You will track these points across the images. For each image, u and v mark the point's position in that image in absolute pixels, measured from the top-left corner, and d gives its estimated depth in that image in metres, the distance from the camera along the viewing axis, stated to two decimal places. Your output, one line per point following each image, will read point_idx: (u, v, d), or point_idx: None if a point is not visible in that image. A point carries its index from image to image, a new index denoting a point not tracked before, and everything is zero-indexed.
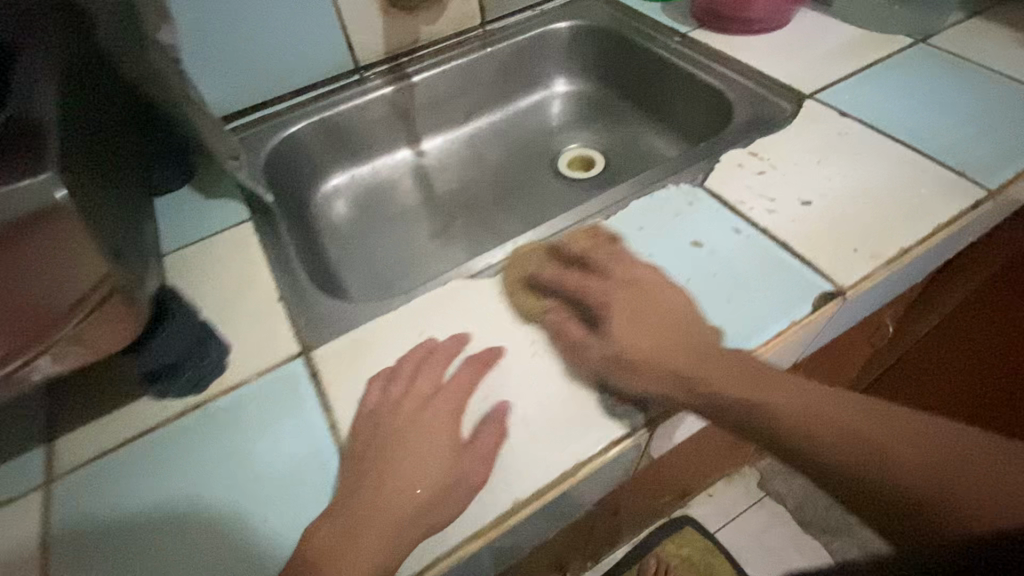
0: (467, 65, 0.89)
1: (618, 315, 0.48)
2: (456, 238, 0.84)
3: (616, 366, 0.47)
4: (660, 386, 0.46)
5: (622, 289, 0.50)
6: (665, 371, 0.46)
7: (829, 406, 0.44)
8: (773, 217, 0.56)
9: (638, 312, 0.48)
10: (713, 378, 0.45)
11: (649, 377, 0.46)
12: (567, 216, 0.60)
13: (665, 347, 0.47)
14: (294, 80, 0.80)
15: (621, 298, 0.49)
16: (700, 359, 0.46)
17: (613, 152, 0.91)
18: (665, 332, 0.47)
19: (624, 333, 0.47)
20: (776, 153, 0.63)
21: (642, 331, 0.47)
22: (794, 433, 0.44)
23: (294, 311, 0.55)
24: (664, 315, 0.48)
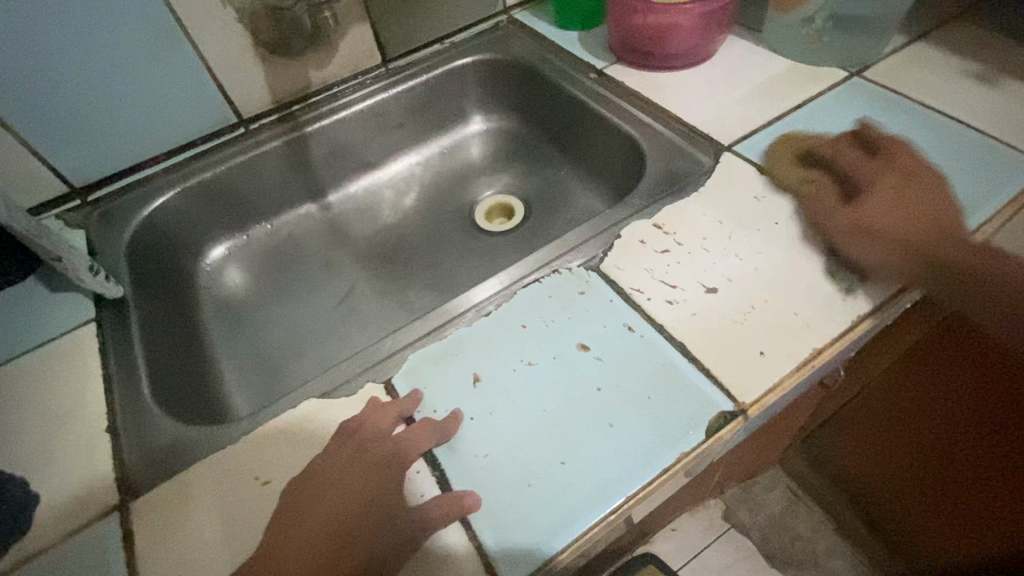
0: (370, 108, 0.81)
1: (891, 189, 0.52)
2: (360, 303, 0.75)
3: (846, 230, 0.51)
4: (888, 255, 0.49)
5: (888, 171, 0.53)
6: (889, 243, 0.49)
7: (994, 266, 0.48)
8: (673, 309, 0.49)
9: (900, 188, 0.52)
10: (938, 249, 0.49)
11: (880, 248, 0.49)
12: (444, 310, 0.53)
13: (891, 218, 0.50)
14: (170, 141, 0.73)
15: (889, 180, 0.52)
16: (924, 231, 0.49)
17: (535, 200, 0.84)
18: (910, 208, 0.51)
19: (874, 203, 0.51)
20: (683, 226, 0.56)
21: (893, 208, 0.50)
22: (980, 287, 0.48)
23: (125, 444, 0.48)
24: (917, 198, 0.51)
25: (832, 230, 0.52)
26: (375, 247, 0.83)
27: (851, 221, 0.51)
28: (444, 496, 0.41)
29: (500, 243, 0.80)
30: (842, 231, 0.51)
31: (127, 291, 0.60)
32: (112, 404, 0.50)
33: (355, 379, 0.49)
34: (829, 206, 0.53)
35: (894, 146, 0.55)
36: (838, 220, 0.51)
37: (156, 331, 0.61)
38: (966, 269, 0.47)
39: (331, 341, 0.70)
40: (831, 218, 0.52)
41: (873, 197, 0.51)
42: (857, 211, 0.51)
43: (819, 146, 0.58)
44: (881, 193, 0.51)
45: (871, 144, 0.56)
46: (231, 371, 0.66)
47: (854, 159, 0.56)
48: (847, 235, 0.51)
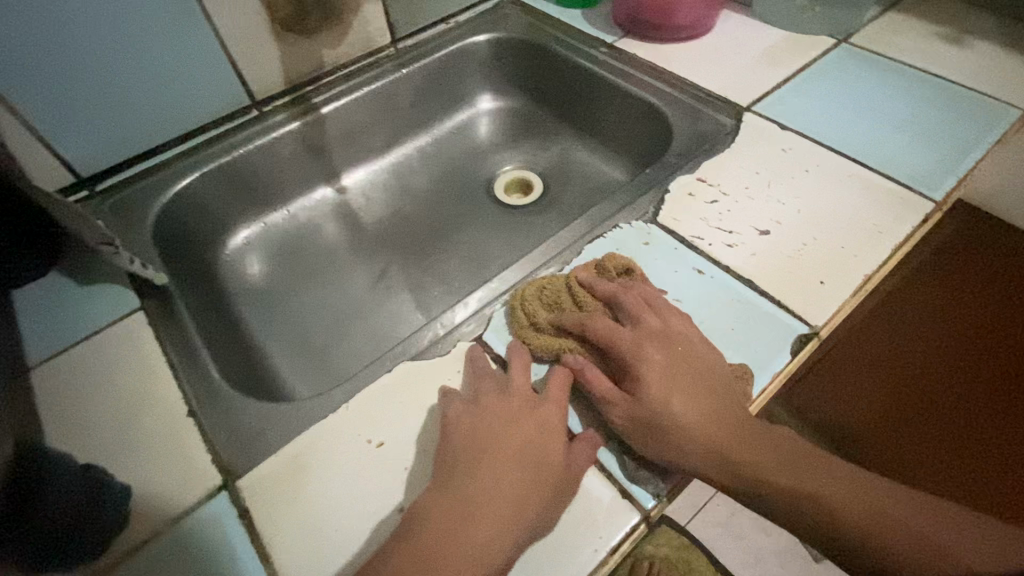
0: (382, 89, 0.80)
1: (648, 369, 0.44)
2: (394, 283, 0.74)
3: (639, 433, 0.42)
4: (693, 462, 0.41)
5: (650, 343, 0.45)
6: (696, 447, 0.41)
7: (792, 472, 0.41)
8: (733, 251, 0.54)
9: (673, 368, 0.44)
10: (745, 456, 0.41)
11: (687, 452, 0.41)
12: (517, 270, 0.55)
13: (681, 409, 0.42)
14: (182, 125, 0.69)
15: (653, 352, 0.44)
16: (722, 427, 0.42)
17: (551, 175, 0.86)
18: (701, 396, 0.43)
19: (658, 393, 0.43)
20: (724, 177, 0.60)
21: (680, 393, 0.43)
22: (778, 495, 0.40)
23: (214, 423, 0.46)
24: (699, 381, 0.43)
25: (623, 429, 0.42)
26: (397, 228, 0.82)
27: (640, 418, 0.42)
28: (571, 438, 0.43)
29: (523, 216, 0.81)
30: (629, 427, 0.42)
31: (168, 279, 0.57)
32: (183, 389, 0.48)
33: (443, 339, 0.50)
34: (612, 403, 0.43)
35: (638, 301, 0.48)
36: (626, 421, 0.42)
37: (202, 318, 0.58)
38: (766, 481, 0.41)
39: (375, 322, 0.69)
40: (619, 419, 0.43)
41: (647, 381, 0.43)
42: (642, 405, 0.42)
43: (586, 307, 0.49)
44: (655, 377, 0.43)
45: (608, 299, 0.49)
46: (282, 360, 0.64)
47: (604, 320, 0.47)
48: (642, 439, 0.42)
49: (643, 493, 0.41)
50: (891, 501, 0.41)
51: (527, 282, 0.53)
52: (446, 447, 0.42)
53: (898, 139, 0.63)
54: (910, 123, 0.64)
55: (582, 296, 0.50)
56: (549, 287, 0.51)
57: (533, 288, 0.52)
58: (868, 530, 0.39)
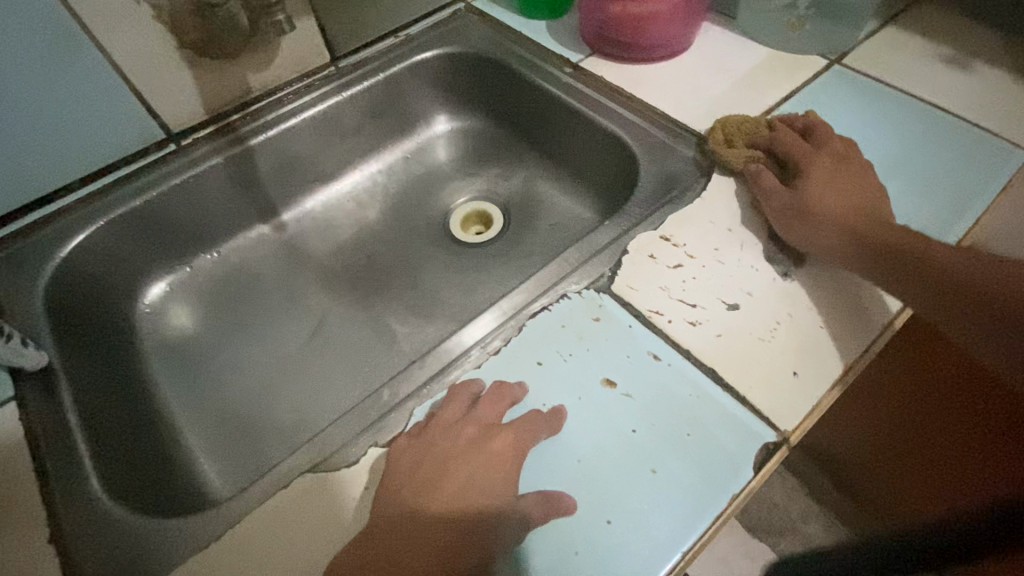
0: (324, 114, 0.72)
1: (813, 174, 0.53)
2: (335, 334, 0.67)
3: (790, 217, 0.50)
4: (831, 237, 0.48)
5: (825, 158, 0.54)
6: (835, 225, 0.49)
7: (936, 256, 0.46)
8: (695, 330, 0.46)
9: (834, 176, 0.53)
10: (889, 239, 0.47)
11: (826, 228, 0.49)
12: (448, 348, 0.48)
13: (833, 203, 0.50)
14: (84, 165, 0.61)
15: (823, 166, 0.53)
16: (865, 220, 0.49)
17: (513, 206, 0.78)
18: (847, 195, 0.51)
19: (817, 184, 0.52)
20: (690, 234, 0.52)
21: (830, 192, 0.51)
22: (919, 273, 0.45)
23: (81, 552, 0.40)
24: (852, 190, 0.52)
25: (770, 215, 0.51)
26: (344, 265, 0.74)
27: (792, 208, 0.51)
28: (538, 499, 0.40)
29: (480, 255, 0.74)
30: (782, 214, 0.51)
31: (52, 358, 0.50)
32: (50, 504, 0.41)
33: (354, 443, 0.43)
34: (771, 194, 0.52)
35: (829, 132, 0.56)
36: (777, 206, 0.51)
37: (94, 400, 0.51)
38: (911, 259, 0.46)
39: (307, 386, 0.62)
40: (774, 205, 0.52)
41: (808, 182, 0.52)
42: (800, 195, 0.51)
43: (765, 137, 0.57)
44: (820, 177, 0.52)
45: (806, 129, 0.57)
46: (195, 438, 0.58)
47: (796, 139, 0.56)
48: (786, 221, 0.50)
49: None
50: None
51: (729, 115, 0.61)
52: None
53: (891, 186, 0.55)
54: (907, 165, 0.57)
55: (779, 126, 0.58)
56: (750, 120, 0.58)
57: (738, 115, 0.59)
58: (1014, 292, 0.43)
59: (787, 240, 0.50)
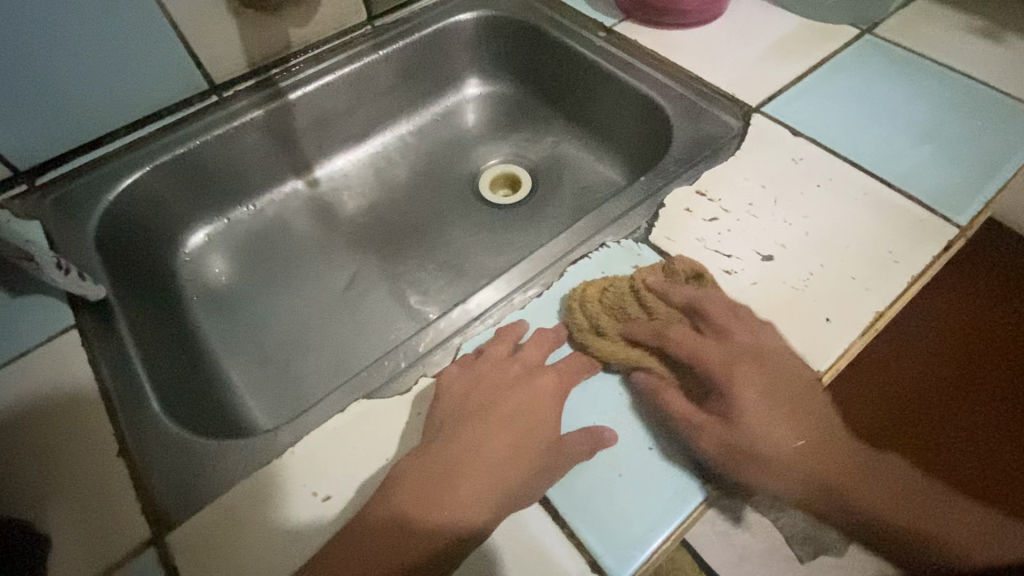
0: (359, 73, 0.73)
1: (739, 392, 0.41)
2: (369, 287, 0.69)
3: (739, 460, 0.39)
4: (792, 487, 0.40)
5: (743, 364, 0.42)
6: (797, 471, 0.40)
7: (849, 481, 0.41)
8: (731, 279, 0.48)
9: (767, 385, 0.42)
10: (831, 472, 0.41)
11: (788, 481, 0.40)
12: (491, 290, 0.50)
13: (783, 438, 0.40)
14: (131, 112, 0.63)
15: (754, 382, 0.41)
16: (805, 444, 0.41)
17: (540, 171, 0.80)
18: (785, 413, 0.41)
19: (760, 418, 0.41)
20: (725, 191, 0.54)
21: (769, 415, 0.41)
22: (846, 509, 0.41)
23: (149, 464, 0.42)
24: (787, 395, 0.41)
25: (711, 458, 0.39)
26: (374, 223, 0.76)
27: (736, 445, 0.40)
28: (582, 426, 0.42)
29: (510, 217, 0.75)
30: (725, 453, 0.39)
31: (107, 291, 0.52)
32: (116, 420, 0.44)
33: (404, 373, 0.45)
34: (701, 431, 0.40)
35: (729, 317, 0.45)
36: (717, 448, 0.40)
37: (147, 332, 0.53)
38: (849, 495, 0.41)
39: (344, 334, 0.64)
40: (716, 443, 0.40)
41: (741, 407, 0.41)
42: (738, 429, 0.40)
43: (665, 323, 0.45)
44: (750, 403, 0.41)
45: (692, 312, 0.45)
46: (238, 376, 0.60)
47: (693, 334, 0.44)
48: (736, 465, 0.39)
49: (614, 564, 0.37)
50: (926, 500, 0.42)
51: (590, 281, 0.48)
52: (403, 492, 0.38)
53: (920, 152, 0.57)
54: (936, 132, 0.58)
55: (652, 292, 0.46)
56: (620, 291, 0.47)
57: (595, 285, 0.48)
58: (916, 524, 0.41)
59: (733, 481, 0.39)
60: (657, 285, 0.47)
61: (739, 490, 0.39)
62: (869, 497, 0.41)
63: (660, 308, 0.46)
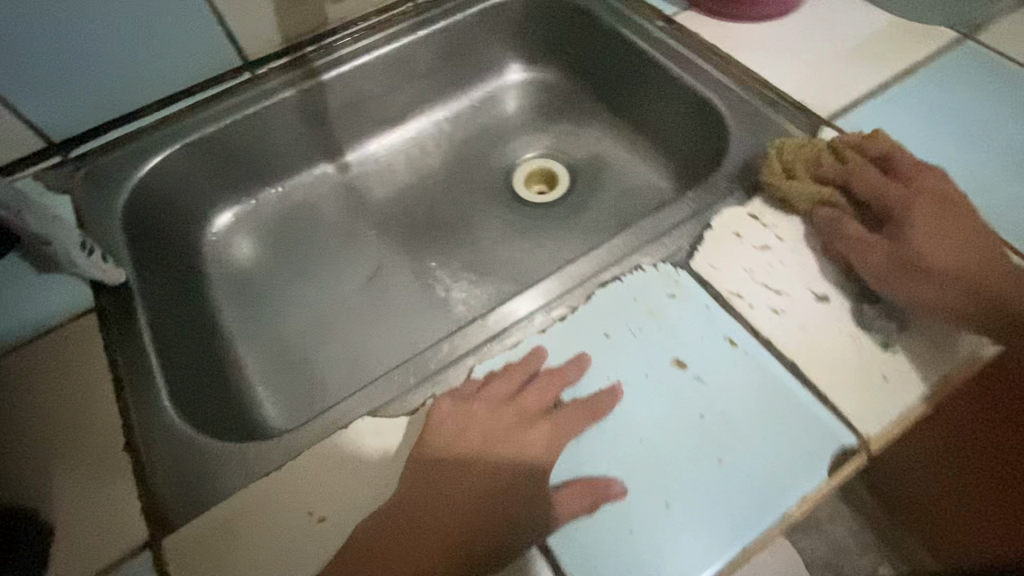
0: (397, 54, 0.69)
1: (914, 216, 0.43)
2: (392, 282, 0.67)
3: (897, 275, 0.42)
4: (941, 297, 0.41)
5: (922, 196, 0.44)
6: (962, 288, 0.41)
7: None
8: (777, 320, 0.44)
9: (941, 215, 0.43)
10: (1006, 292, 0.40)
11: (942, 292, 0.41)
12: (513, 306, 0.47)
13: (951, 257, 0.41)
14: (165, 87, 0.62)
15: (931, 206, 0.43)
16: (982, 268, 0.41)
17: (580, 168, 0.75)
18: (952, 240, 0.42)
19: (925, 233, 0.42)
20: (781, 216, 0.49)
21: (939, 235, 0.42)
22: None
23: (154, 461, 0.41)
24: (955, 230, 0.42)
25: (870, 276, 0.43)
26: (403, 213, 0.73)
27: (902, 258, 0.42)
28: (594, 472, 0.39)
29: (544, 217, 0.71)
30: (886, 272, 0.42)
31: (128, 275, 0.51)
32: (127, 413, 0.43)
33: (413, 391, 0.43)
34: (863, 253, 0.43)
35: (910, 163, 0.46)
36: (882, 263, 0.43)
37: (165, 319, 0.52)
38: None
39: (363, 330, 0.63)
40: (881, 258, 0.43)
41: (915, 228, 0.42)
42: (907, 244, 0.42)
43: (837, 171, 0.47)
44: (923, 225, 0.42)
45: (880, 159, 0.47)
46: (255, 364, 0.59)
47: (867, 169, 0.46)
48: (891, 282, 0.42)
49: None
50: None
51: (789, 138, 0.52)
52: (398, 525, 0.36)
53: (1014, 185, 0.49)
54: None
55: (847, 150, 0.48)
56: (806, 146, 0.50)
57: (795, 144, 0.50)
58: None
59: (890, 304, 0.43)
60: (860, 149, 0.48)
61: (894, 317, 0.42)
62: None
63: (843, 158, 0.48)
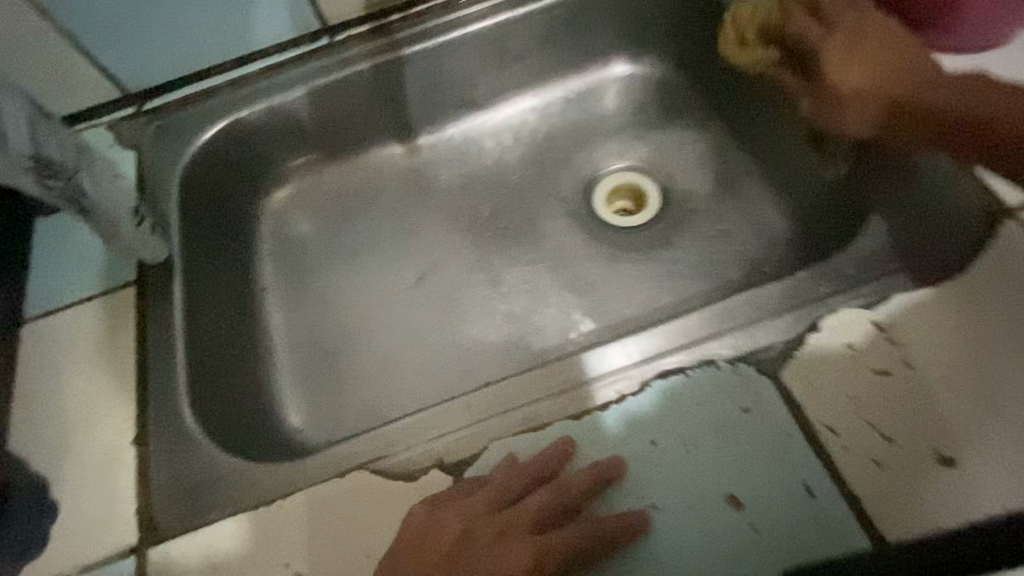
0: (488, 31, 0.61)
1: (830, 46, 0.45)
2: (439, 286, 0.61)
3: (827, 110, 0.46)
4: (859, 120, 0.45)
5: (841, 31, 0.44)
6: (869, 108, 0.44)
7: (935, 95, 0.42)
8: (875, 475, 0.34)
9: (855, 39, 0.44)
10: (917, 97, 0.42)
11: (858, 114, 0.45)
12: (554, 374, 0.40)
13: (863, 77, 0.44)
14: (242, 46, 0.58)
15: (839, 38, 0.44)
16: (892, 78, 0.43)
17: (677, 192, 0.64)
18: (871, 61, 0.44)
19: (835, 72, 0.44)
20: (916, 335, 0.38)
21: (857, 56, 0.44)
22: (945, 115, 0.41)
23: (157, 462, 0.41)
24: (877, 46, 0.44)
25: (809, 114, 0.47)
26: (466, 209, 0.66)
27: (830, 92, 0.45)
28: None
29: (621, 244, 0.62)
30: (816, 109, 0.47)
31: (174, 250, 0.50)
32: (143, 403, 0.43)
33: (420, 450, 0.39)
34: (798, 96, 0.49)
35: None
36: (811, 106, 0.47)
37: (204, 300, 0.51)
38: (946, 113, 0.41)
39: (404, 336, 0.58)
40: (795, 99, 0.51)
41: (828, 57, 0.45)
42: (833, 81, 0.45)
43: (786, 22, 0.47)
44: (835, 49, 0.44)
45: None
46: (286, 354, 0.56)
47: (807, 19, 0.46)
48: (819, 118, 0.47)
49: None
50: None
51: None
52: None
53: None
54: None
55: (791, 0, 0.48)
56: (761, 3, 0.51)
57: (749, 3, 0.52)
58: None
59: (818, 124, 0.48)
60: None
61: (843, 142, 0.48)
62: (960, 109, 0.41)
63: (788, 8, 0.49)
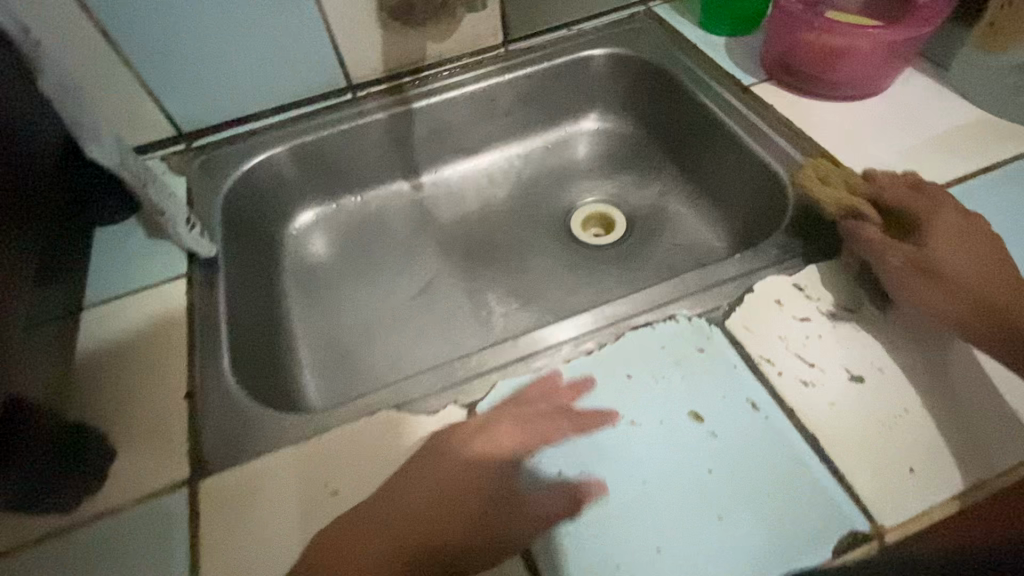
0: (481, 93, 0.76)
1: (937, 224, 0.47)
2: (440, 293, 0.70)
3: (910, 274, 0.46)
4: (930, 298, 0.45)
5: (950, 210, 0.48)
6: (939, 284, 0.45)
7: (984, 280, 0.44)
8: (807, 394, 0.44)
9: (964, 230, 0.47)
10: (996, 294, 0.43)
11: (944, 297, 0.44)
12: (546, 331, 0.49)
13: (957, 254, 0.45)
14: (280, 98, 0.71)
15: (948, 220, 0.47)
16: (973, 266, 0.45)
17: (640, 217, 0.77)
18: (966, 252, 0.46)
19: (937, 245, 0.46)
20: (826, 292, 0.49)
21: (961, 244, 0.46)
22: (948, 290, 0.44)
23: (202, 414, 0.47)
24: (982, 248, 0.46)
25: (919, 259, 0.46)
26: (461, 235, 0.77)
27: (919, 262, 0.46)
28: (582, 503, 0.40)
29: (595, 258, 0.73)
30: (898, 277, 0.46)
31: (217, 250, 0.58)
32: (191, 369, 0.49)
33: (438, 395, 0.46)
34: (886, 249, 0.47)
35: (902, 188, 0.51)
36: (899, 265, 0.46)
37: (240, 296, 0.59)
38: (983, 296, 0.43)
39: (409, 334, 0.66)
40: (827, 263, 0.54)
41: (935, 230, 0.47)
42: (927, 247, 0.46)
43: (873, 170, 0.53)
44: (945, 233, 0.47)
45: (913, 185, 0.51)
46: (306, 349, 0.64)
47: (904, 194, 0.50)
48: (903, 283, 0.46)
49: None
50: None
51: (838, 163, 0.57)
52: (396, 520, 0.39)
53: None
54: None
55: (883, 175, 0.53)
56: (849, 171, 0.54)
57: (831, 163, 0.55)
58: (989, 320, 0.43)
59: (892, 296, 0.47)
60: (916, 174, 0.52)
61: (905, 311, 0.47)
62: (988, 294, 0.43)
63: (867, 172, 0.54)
